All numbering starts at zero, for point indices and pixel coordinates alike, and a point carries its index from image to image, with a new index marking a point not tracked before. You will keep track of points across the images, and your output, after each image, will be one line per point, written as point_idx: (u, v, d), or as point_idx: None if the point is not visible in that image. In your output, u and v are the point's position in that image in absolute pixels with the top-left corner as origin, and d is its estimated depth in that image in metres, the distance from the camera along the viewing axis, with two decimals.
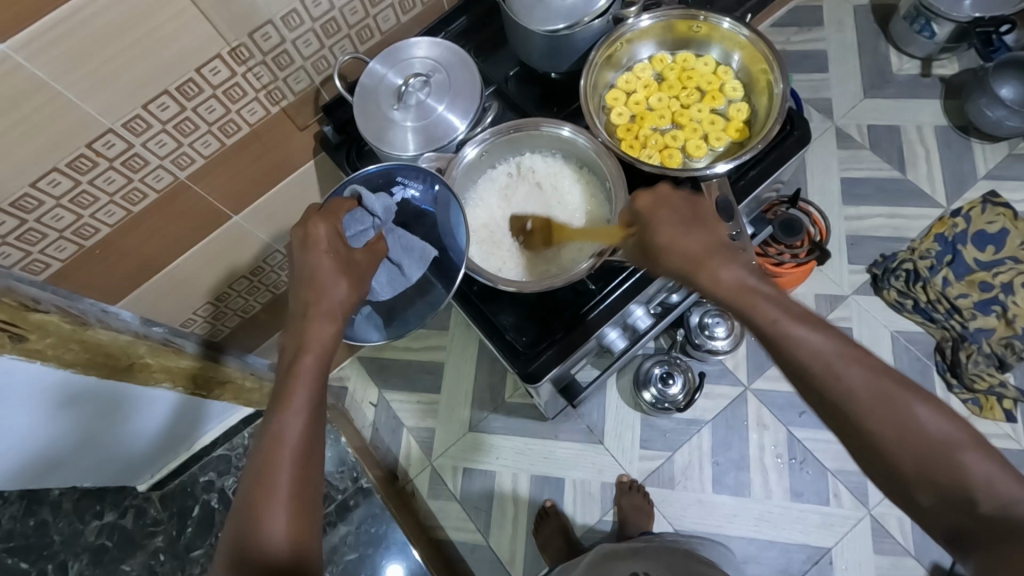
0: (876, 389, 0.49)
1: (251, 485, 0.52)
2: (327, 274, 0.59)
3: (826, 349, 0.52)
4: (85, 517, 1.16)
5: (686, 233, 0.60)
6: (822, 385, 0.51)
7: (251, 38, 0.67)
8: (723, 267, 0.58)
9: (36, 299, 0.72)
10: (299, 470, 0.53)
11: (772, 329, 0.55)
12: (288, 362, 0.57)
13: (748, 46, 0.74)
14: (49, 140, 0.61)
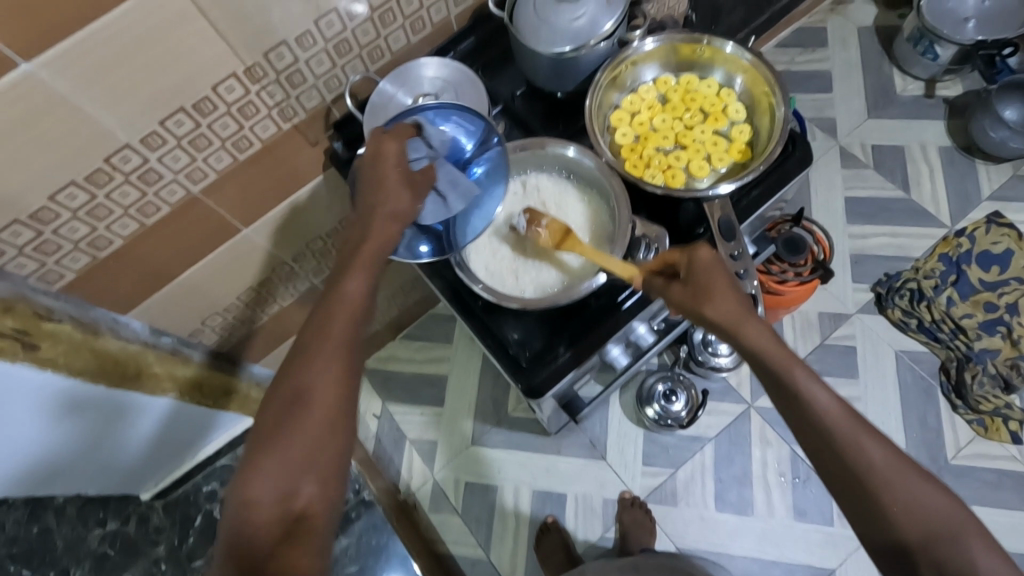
0: (896, 467, 0.53)
1: (268, 434, 0.52)
2: (391, 188, 0.60)
3: (847, 423, 0.55)
4: (88, 524, 1.19)
5: (734, 289, 0.61)
6: (846, 459, 0.54)
7: (265, 57, 0.69)
8: (756, 330, 0.60)
9: (50, 308, 0.74)
10: (316, 424, 0.53)
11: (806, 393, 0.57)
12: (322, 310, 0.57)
13: (751, 70, 0.75)
14: (68, 154, 0.63)
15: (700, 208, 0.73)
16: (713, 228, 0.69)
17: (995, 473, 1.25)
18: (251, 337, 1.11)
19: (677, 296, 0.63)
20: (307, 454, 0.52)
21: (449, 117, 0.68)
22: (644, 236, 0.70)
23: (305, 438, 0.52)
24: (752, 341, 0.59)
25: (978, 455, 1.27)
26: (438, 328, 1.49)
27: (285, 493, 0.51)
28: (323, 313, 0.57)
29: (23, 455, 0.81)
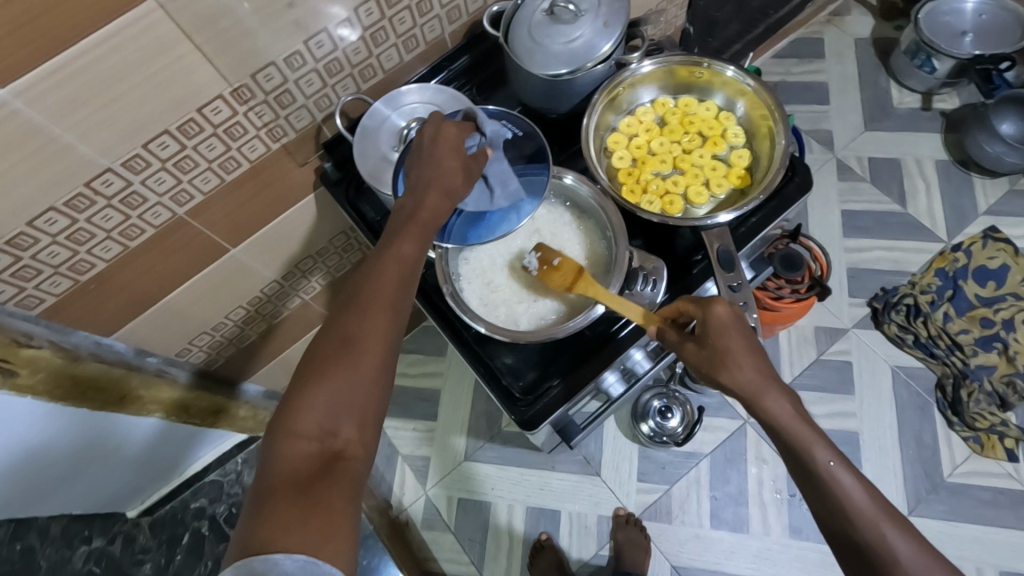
0: (921, 559, 0.53)
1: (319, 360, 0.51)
2: (451, 163, 0.61)
3: (868, 507, 0.55)
4: (72, 544, 1.11)
5: (757, 359, 0.60)
6: (868, 545, 0.54)
7: (253, 78, 0.67)
8: (779, 401, 0.59)
9: (29, 334, 0.72)
10: (360, 370, 0.52)
11: (830, 476, 0.56)
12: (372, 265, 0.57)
13: (751, 95, 0.73)
14: (47, 181, 0.61)
15: (697, 235, 0.71)
16: (711, 258, 0.66)
17: (991, 491, 1.24)
18: (239, 355, 1.08)
19: (692, 356, 0.62)
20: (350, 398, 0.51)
21: (501, 126, 0.69)
22: (642, 267, 0.68)
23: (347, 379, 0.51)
24: (771, 414, 0.59)
25: (974, 473, 1.26)
26: (432, 341, 1.48)
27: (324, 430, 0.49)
28: (374, 270, 0.56)
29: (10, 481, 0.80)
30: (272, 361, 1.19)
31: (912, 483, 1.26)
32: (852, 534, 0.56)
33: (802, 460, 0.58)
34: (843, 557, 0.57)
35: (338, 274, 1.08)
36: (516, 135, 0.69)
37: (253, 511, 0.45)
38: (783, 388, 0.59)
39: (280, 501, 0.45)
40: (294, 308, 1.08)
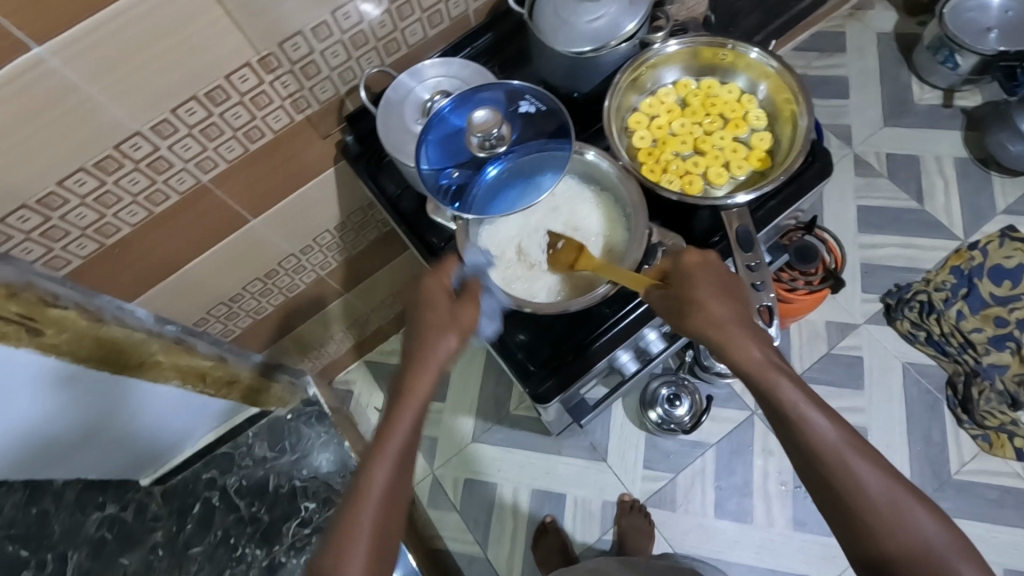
0: (891, 496, 0.52)
1: (339, 521, 0.54)
2: (438, 326, 0.62)
3: (840, 443, 0.54)
4: (86, 509, 1.19)
5: (725, 295, 0.61)
6: (837, 480, 0.53)
7: (281, 47, 0.68)
8: (749, 343, 0.59)
9: (56, 295, 0.73)
10: (397, 476, 0.56)
11: (795, 410, 0.56)
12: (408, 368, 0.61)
13: (775, 77, 0.74)
14: (78, 142, 0.62)
15: (716, 216, 0.72)
16: (730, 237, 0.68)
17: (998, 490, 1.24)
18: (253, 327, 1.09)
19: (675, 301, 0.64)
20: (390, 503, 0.55)
21: (523, 100, 0.69)
22: (661, 243, 0.69)
23: (389, 487, 0.55)
24: (736, 349, 0.59)
25: (981, 472, 1.26)
26: None
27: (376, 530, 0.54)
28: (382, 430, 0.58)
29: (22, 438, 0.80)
30: (284, 336, 1.20)
31: (919, 479, 1.26)
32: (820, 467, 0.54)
33: (772, 399, 0.57)
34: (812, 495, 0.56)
35: (354, 252, 1.09)
36: (538, 110, 0.69)
37: None
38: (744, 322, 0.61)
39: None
40: (309, 283, 1.09)
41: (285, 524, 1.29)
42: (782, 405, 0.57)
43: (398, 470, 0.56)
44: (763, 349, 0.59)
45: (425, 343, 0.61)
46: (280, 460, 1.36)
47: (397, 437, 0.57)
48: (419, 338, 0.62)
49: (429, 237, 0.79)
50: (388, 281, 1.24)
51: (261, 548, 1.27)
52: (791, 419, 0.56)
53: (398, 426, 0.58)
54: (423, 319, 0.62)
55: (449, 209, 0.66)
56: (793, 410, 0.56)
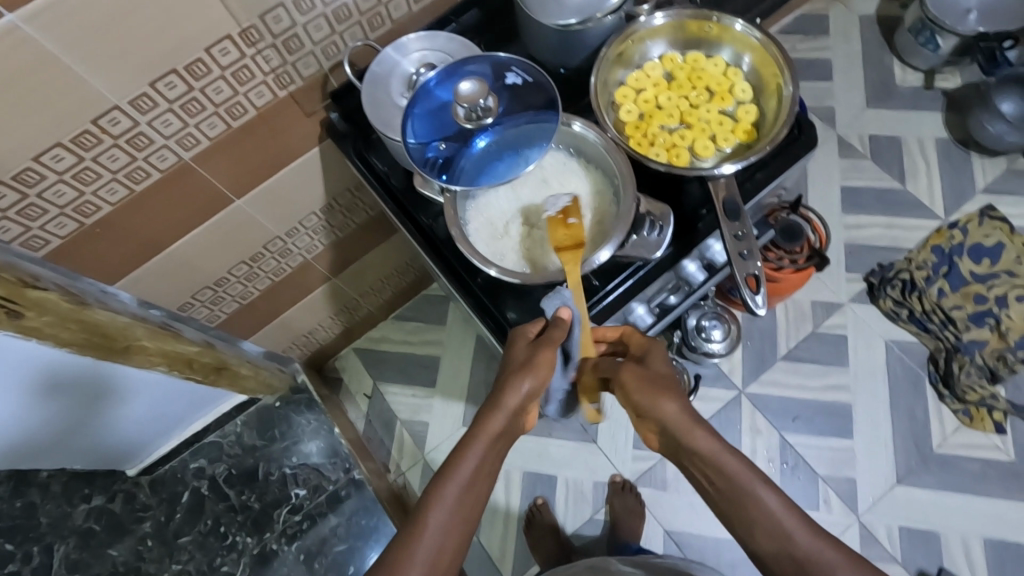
0: (858, 574, 0.53)
1: (401, 537, 0.57)
2: (521, 366, 0.65)
3: (806, 532, 0.56)
4: (72, 500, 1.19)
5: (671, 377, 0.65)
6: (806, 564, 0.55)
7: (262, 20, 0.66)
8: (704, 434, 0.62)
9: (35, 276, 0.73)
10: (460, 505, 0.59)
11: (740, 483, 0.59)
12: (486, 408, 0.64)
13: (760, 49, 0.75)
14: (55, 115, 0.61)
15: (705, 189, 0.73)
16: (717, 209, 0.68)
17: (979, 462, 1.27)
18: (240, 312, 1.08)
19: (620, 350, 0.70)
20: (448, 532, 0.57)
21: (509, 72, 0.69)
22: (649, 214, 0.70)
23: (449, 518, 0.58)
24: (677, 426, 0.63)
25: (963, 445, 1.28)
26: (433, 310, 1.48)
27: (434, 555, 0.56)
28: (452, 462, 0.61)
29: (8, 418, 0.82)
30: (269, 324, 1.18)
31: (902, 454, 1.29)
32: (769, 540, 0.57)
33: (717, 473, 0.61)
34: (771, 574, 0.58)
35: (341, 235, 1.08)
36: (525, 81, 0.69)
37: None
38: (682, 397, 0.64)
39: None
40: (296, 268, 1.08)
41: (275, 511, 1.30)
42: (727, 478, 0.60)
43: (461, 501, 0.59)
44: (698, 419, 0.62)
45: (504, 388, 0.64)
46: (269, 449, 1.34)
47: (464, 470, 0.60)
48: (499, 385, 0.65)
49: (417, 215, 0.79)
50: (377, 265, 1.24)
51: (253, 536, 1.28)
52: (736, 491, 0.59)
53: (465, 462, 0.61)
54: (506, 363, 0.66)
55: (436, 181, 0.66)
56: (738, 481, 0.59)
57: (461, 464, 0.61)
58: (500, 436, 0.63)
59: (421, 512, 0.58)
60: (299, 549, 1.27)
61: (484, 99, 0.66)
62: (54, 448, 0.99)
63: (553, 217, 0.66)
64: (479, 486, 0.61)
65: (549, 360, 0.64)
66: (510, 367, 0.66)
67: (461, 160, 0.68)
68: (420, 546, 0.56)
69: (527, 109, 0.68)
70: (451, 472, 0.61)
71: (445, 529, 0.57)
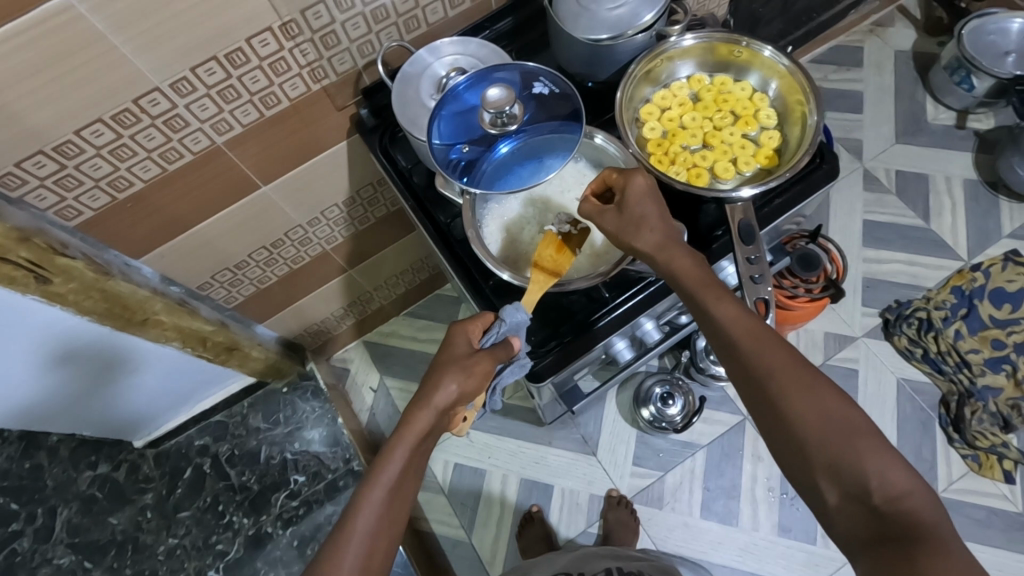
0: (795, 369, 0.54)
1: (324, 547, 0.53)
2: (448, 372, 0.61)
3: (752, 330, 0.57)
4: (79, 466, 1.23)
5: (663, 220, 0.63)
6: (749, 357, 0.56)
7: (303, 15, 0.68)
8: (679, 255, 0.62)
9: (65, 244, 0.76)
10: (388, 509, 0.55)
11: (735, 335, 0.57)
12: (411, 405, 0.60)
13: (787, 76, 0.75)
14: (98, 92, 0.63)
15: (721, 211, 0.74)
16: (732, 229, 0.69)
17: (984, 510, 1.24)
18: (257, 296, 1.10)
19: (609, 224, 0.65)
20: (376, 536, 0.54)
21: (537, 82, 0.71)
22: None
23: (377, 523, 0.54)
24: (680, 279, 0.62)
25: (968, 491, 1.26)
26: (444, 309, 1.49)
27: (361, 561, 0.52)
28: (378, 463, 0.57)
29: (26, 366, 0.88)
30: (284, 310, 1.20)
31: None
32: (756, 389, 0.55)
33: (714, 328, 0.59)
34: (761, 427, 0.56)
35: (361, 227, 1.09)
36: (552, 92, 0.71)
37: None
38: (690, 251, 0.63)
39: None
40: (314, 256, 1.10)
41: (274, 495, 1.32)
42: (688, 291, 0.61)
43: (388, 506, 0.55)
44: (699, 270, 0.61)
45: (435, 386, 0.60)
46: (272, 432, 1.36)
47: (392, 470, 0.57)
48: (426, 384, 0.61)
49: (436, 214, 0.81)
50: (392, 261, 1.26)
51: (249, 517, 1.30)
52: (732, 345, 0.57)
53: (392, 463, 0.57)
54: (440, 361, 0.63)
55: (458, 182, 0.68)
56: (737, 335, 0.57)
57: (388, 466, 0.57)
58: (427, 435, 0.59)
59: (346, 520, 0.54)
60: (292, 535, 1.29)
61: (512, 107, 0.68)
62: (68, 409, 1.05)
63: (554, 234, 0.68)
64: (407, 488, 0.58)
65: (484, 370, 0.63)
66: (442, 365, 0.63)
67: (480, 165, 0.70)
68: (347, 557, 0.52)
69: (549, 119, 0.70)
70: (377, 476, 0.56)
71: (371, 535, 0.54)
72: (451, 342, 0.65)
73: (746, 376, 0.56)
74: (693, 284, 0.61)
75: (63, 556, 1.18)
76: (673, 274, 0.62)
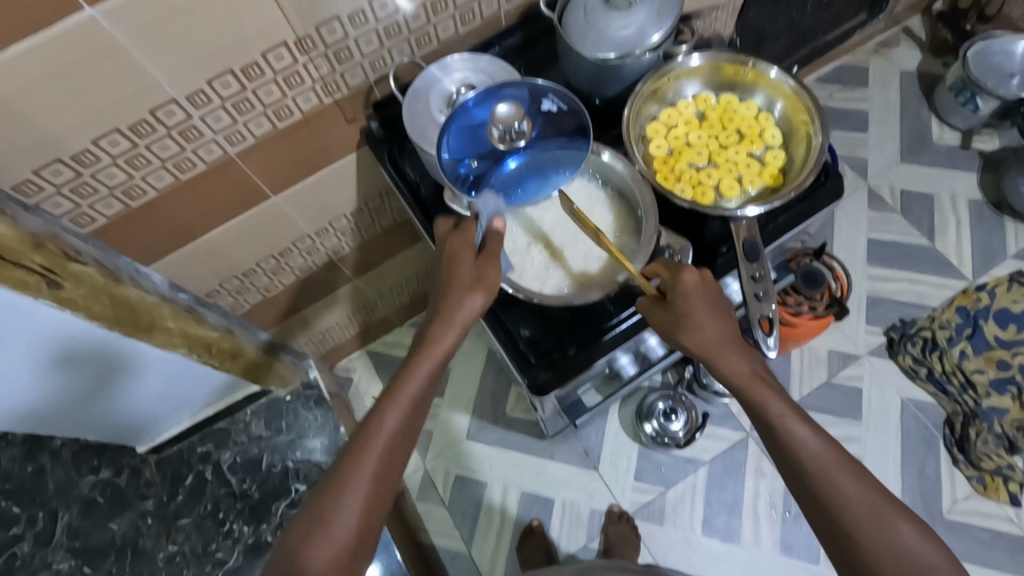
0: (864, 499, 0.56)
1: (346, 459, 0.60)
2: (464, 287, 0.66)
3: (818, 453, 0.59)
4: (80, 470, 1.25)
5: (720, 320, 0.66)
6: (814, 482, 0.58)
7: (317, 30, 0.70)
8: (737, 356, 0.65)
9: (78, 250, 0.76)
10: (407, 419, 0.63)
11: (799, 455, 0.59)
12: (438, 324, 0.66)
13: (793, 96, 0.76)
14: (117, 102, 0.65)
15: (726, 228, 0.75)
16: (736, 247, 0.69)
17: (989, 532, 1.23)
18: (264, 304, 1.12)
19: (659, 318, 0.67)
20: (395, 441, 0.62)
21: (545, 99, 0.71)
22: (669, 246, 0.72)
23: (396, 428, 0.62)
24: (736, 384, 0.65)
25: (973, 513, 1.25)
26: None
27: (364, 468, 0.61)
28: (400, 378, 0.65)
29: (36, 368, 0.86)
30: (290, 317, 1.22)
31: None
32: (821, 513, 0.58)
33: (780, 447, 0.61)
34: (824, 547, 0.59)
35: (367, 237, 1.11)
36: (560, 108, 0.71)
37: None
38: (746, 355, 0.66)
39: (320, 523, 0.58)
40: (322, 266, 1.11)
41: (274, 503, 1.31)
42: (751, 402, 0.64)
43: (409, 414, 0.63)
44: (756, 377, 0.64)
45: (456, 304, 0.66)
46: (274, 440, 1.36)
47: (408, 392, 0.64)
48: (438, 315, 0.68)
49: None
50: (396, 272, 1.26)
51: (249, 525, 1.29)
52: (796, 463, 0.60)
53: (416, 377, 0.64)
54: (452, 277, 0.68)
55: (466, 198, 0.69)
56: (801, 457, 0.59)
57: (410, 379, 0.64)
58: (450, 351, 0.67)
59: (372, 425, 0.62)
60: None
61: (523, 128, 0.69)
62: (70, 414, 1.05)
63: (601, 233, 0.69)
64: (424, 400, 0.65)
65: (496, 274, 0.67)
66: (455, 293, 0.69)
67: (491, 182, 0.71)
68: (371, 459, 0.60)
69: (557, 136, 0.71)
70: (400, 390, 0.64)
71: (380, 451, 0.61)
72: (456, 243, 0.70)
73: (813, 498, 0.58)
74: (746, 397, 0.64)
75: (62, 561, 1.19)
76: (731, 376, 0.65)
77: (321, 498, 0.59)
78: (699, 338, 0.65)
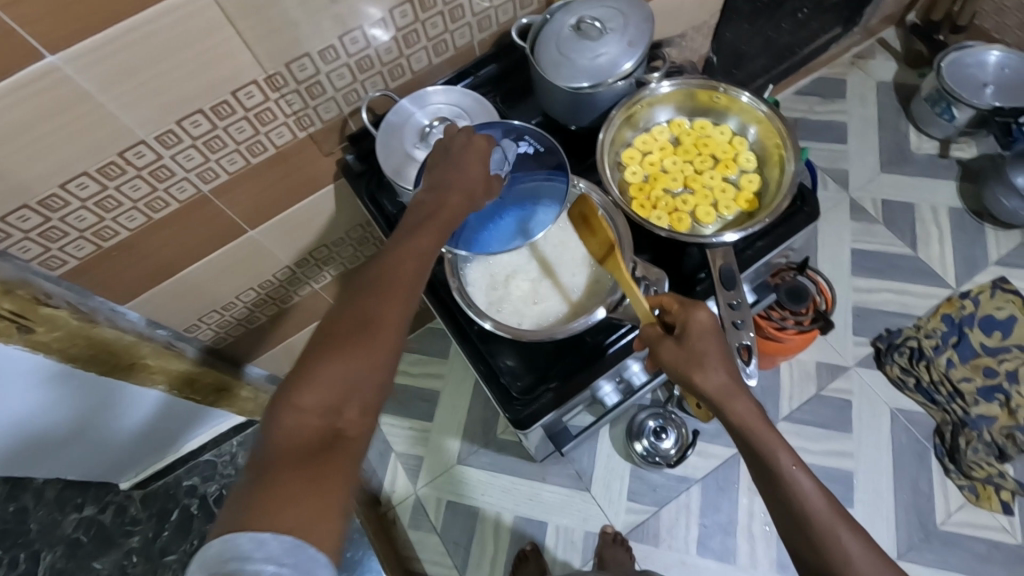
0: (870, 558, 0.57)
1: (347, 300, 0.55)
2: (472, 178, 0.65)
3: (824, 506, 0.59)
4: (64, 509, 1.20)
5: (727, 362, 0.63)
6: (822, 541, 0.58)
7: (288, 68, 0.70)
8: (744, 401, 0.62)
9: (49, 294, 0.74)
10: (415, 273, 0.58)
11: (806, 509, 0.58)
12: (446, 187, 0.64)
13: (765, 121, 0.77)
14: (86, 147, 0.64)
15: (705, 254, 0.73)
16: (713, 276, 0.69)
17: (984, 542, 1.23)
18: (248, 335, 1.10)
19: (669, 355, 0.63)
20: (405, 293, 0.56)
21: (522, 140, 0.73)
22: (645, 277, 0.71)
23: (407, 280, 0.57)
24: (744, 429, 0.61)
25: (967, 523, 1.24)
26: (436, 343, 1.49)
27: (328, 405, 0.50)
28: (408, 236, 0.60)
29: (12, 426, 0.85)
30: (276, 346, 1.20)
31: (904, 528, 1.24)
32: (824, 570, 0.58)
33: (787, 501, 0.59)
34: None
35: (350, 266, 1.10)
36: (537, 149, 0.73)
37: (251, 482, 0.46)
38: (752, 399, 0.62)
39: (279, 477, 0.46)
40: (304, 296, 1.10)
41: None
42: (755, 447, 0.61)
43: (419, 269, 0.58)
44: (765, 422, 0.61)
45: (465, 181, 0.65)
46: None
47: (402, 273, 0.57)
48: (399, 233, 0.61)
49: None
50: None
51: None
52: (803, 519, 0.59)
53: (426, 234, 0.60)
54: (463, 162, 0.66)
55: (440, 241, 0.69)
56: (807, 512, 0.58)
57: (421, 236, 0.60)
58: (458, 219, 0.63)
59: (378, 272, 0.57)
60: None
61: (503, 168, 0.70)
62: (43, 459, 1.01)
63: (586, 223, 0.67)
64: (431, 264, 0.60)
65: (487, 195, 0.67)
66: (425, 212, 0.63)
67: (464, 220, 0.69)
68: (377, 304, 0.54)
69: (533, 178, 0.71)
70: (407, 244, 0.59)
71: (346, 385, 0.51)
72: (433, 172, 0.66)
73: (817, 555, 0.58)
74: (754, 443, 0.61)
75: None
76: (740, 422, 0.61)
77: (322, 339, 0.52)
78: (710, 381, 0.62)
